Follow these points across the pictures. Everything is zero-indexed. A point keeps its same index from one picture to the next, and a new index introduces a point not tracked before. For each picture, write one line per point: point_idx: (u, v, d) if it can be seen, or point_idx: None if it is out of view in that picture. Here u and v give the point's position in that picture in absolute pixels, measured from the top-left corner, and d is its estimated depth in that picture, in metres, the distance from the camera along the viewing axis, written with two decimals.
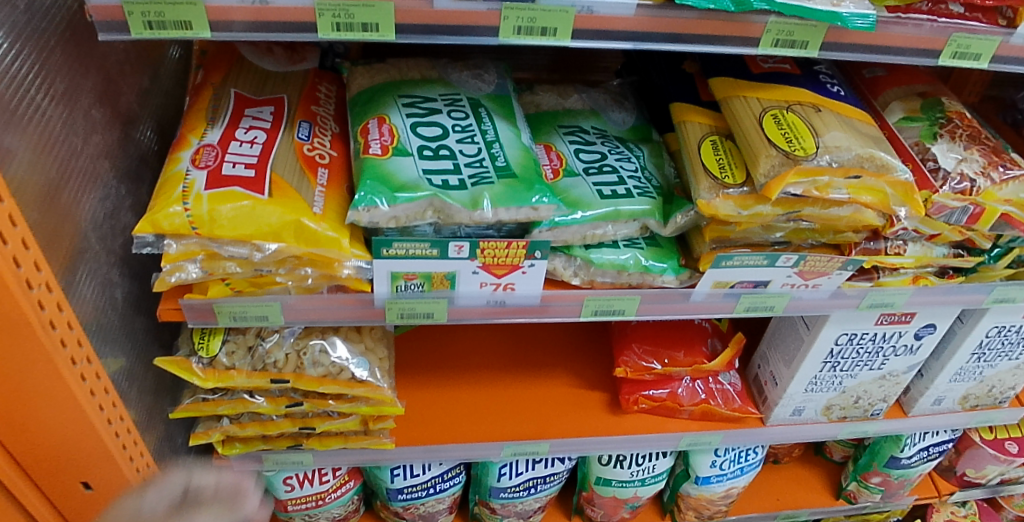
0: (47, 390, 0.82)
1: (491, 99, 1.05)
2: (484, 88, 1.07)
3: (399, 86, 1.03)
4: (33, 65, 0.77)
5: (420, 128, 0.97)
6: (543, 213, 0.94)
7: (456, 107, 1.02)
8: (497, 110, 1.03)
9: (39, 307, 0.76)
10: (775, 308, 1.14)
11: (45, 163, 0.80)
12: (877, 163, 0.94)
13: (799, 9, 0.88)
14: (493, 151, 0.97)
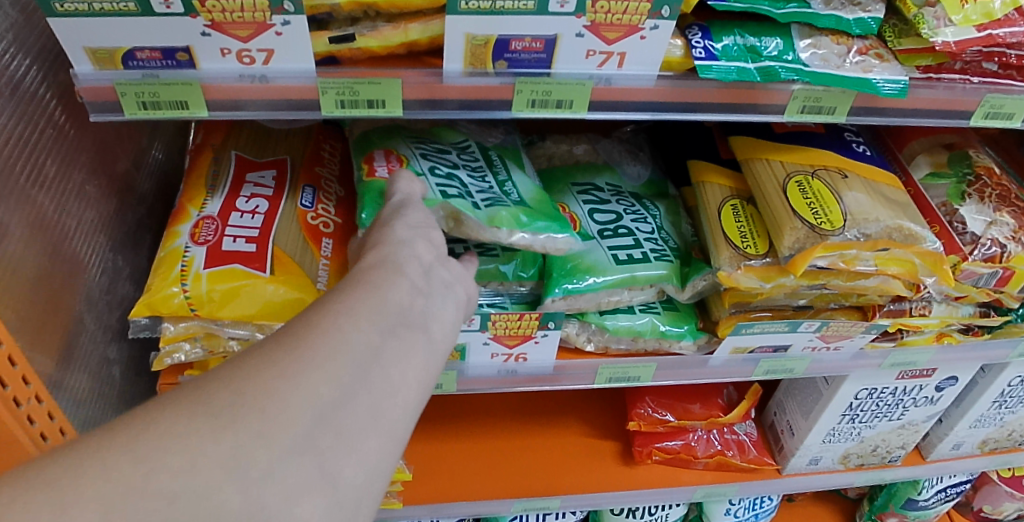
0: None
1: (503, 145, 1.02)
2: (496, 135, 1.03)
3: (407, 125, 0.99)
4: (17, 151, 0.73)
5: (429, 158, 0.92)
6: (558, 245, 0.89)
7: (467, 149, 0.98)
8: (509, 156, 1.00)
9: (27, 422, 0.72)
10: (795, 370, 1.10)
11: (36, 252, 0.76)
12: (905, 234, 0.90)
13: (827, 78, 0.84)
14: (507, 187, 0.93)
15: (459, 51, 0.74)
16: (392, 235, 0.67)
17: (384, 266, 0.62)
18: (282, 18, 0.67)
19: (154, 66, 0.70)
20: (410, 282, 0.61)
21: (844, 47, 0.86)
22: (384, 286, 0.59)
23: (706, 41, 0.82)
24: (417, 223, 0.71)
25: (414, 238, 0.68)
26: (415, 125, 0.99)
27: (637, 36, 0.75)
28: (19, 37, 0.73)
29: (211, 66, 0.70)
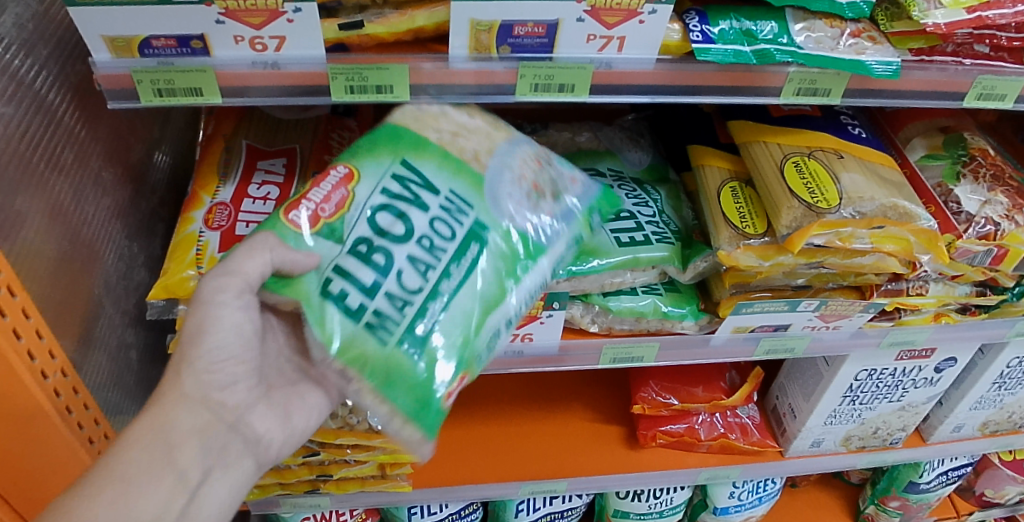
0: (11, 404, 0.72)
1: (508, 228, 0.81)
2: (517, 197, 0.83)
3: (422, 159, 0.81)
4: (39, 136, 0.76)
5: (384, 213, 0.77)
6: (406, 431, 0.76)
7: (456, 219, 0.79)
8: (494, 252, 0.80)
9: (54, 394, 0.75)
10: (795, 350, 1.12)
11: (57, 235, 0.79)
12: (900, 212, 0.92)
13: (822, 61, 0.86)
14: (427, 300, 0.76)
15: (464, 38, 0.76)
16: (179, 390, 0.73)
17: (154, 446, 0.71)
18: (293, 5, 0.70)
19: (169, 54, 0.72)
20: (173, 476, 0.71)
21: (837, 30, 0.89)
22: (144, 484, 0.70)
23: (703, 25, 0.84)
24: (223, 375, 0.75)
25: (203, 406, 0.74)
26: (434, 155, 0.81)
27: (636, 21, 0.77)
28: (39, 27, 0.76)
29: (224, 54, 0.73)
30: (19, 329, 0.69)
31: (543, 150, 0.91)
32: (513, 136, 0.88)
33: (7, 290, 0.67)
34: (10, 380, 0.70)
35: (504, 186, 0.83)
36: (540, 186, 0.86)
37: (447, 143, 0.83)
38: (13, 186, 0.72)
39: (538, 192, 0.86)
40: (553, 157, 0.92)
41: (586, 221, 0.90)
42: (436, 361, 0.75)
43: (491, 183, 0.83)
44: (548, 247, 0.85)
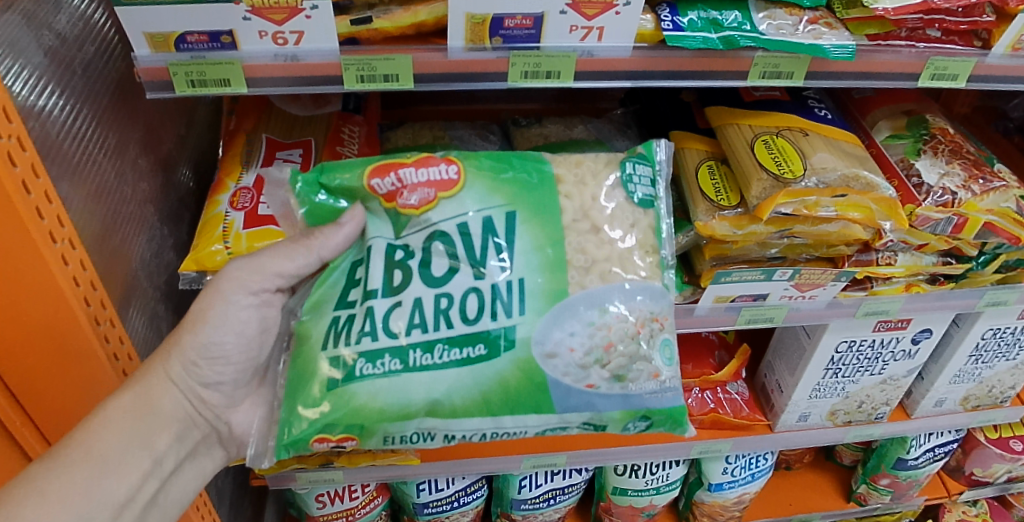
0: (53, 323, 0.78)
1: (524, 365, 0.86)
2: (573, 346, 0.86)
3: (527, 232, 0.86)
4: (85, 119, 0.86)
5: (438, 251, 0.85)
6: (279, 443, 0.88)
7: (492, 312, 0.85)
8: (494, 371, 0.85)
9: (104, 340, 0.83)
10: (775, 319, 1.20)
11: (103, 211, 0.89)
12: (862, 183, 1.02)
13: (781, 45, 0.96)
14: (397, 349, 0.85)
15: (461, 31, 0.86)
16: (167, 375, 0.88)
17: (134, 423, 0.85)
18: (311, 3, 0.80)
19: (202, 48, 0.83)
20: (150, 451, 0.86)
21: (796, 17, 0.99)
22: (129, 455, 0.84)
23: (674, 16, 0.94)
24: (211, 371, 0.90)
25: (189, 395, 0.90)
26: (549, 233, 0.87)
27: (613, 13, 0.87)
28: (87, 28, 0.88)
29: (250, 48, 0.83)
30: (77, 277, 0.78)
31: (659, 323, 0.90)
32: (641, 285, 0.89)
33: (67, 241, 0.76)
34: (69, 322, 0.78)
35: (577, 323, 0.86)
36: (613, 351, 0.87)
37: (573, 235, 0.88)
38: (67, 167, 0.82)
39: (603, 359, 0.87)
40: (661, 340, 0.91)
41: (616, 417, 0.91)
42: (343, 400, 0.85)
43: (571, 306, 0.86)
44: (549, 410, 0.88)
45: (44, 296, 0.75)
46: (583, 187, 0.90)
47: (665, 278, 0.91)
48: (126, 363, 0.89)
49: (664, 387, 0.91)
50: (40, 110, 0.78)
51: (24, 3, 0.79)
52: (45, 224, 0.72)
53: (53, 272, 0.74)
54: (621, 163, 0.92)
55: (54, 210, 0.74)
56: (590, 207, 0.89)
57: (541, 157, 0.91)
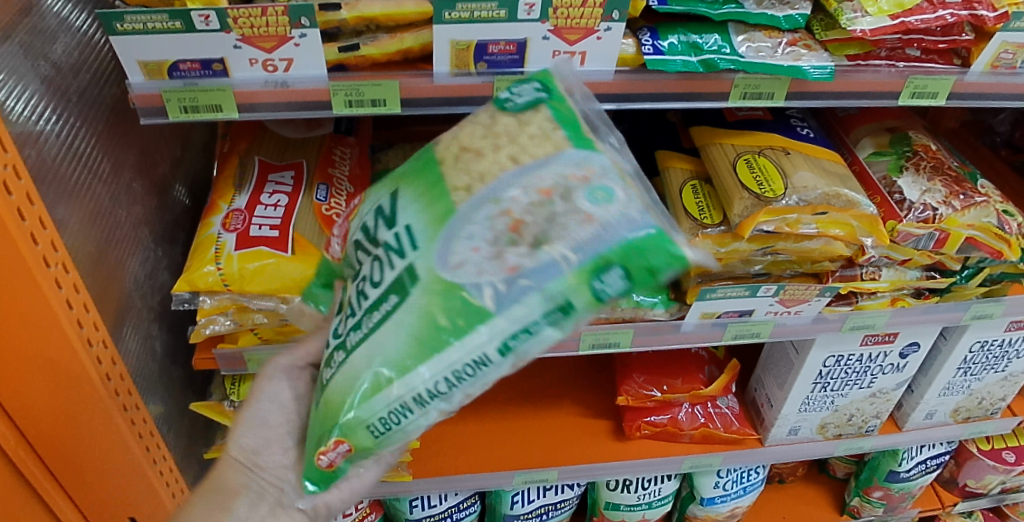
0: (46, 348, 0.77)
1: (433, 288, 0.67)
2: (474, 247, 0.67)
3: (410, 189, 0.74)
4: (75, 143, 0.87)
5: (360, 254, 0.78)
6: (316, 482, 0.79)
7: (390, 261, 0.71)
8: (408, 309, 0.68)
9: (98, 362, 0.82)
10: (761, 334, 1.22)
11: (97, 233, 0.91)
12: (843, 200, 1.05)
13: (761, 67, 0.98)
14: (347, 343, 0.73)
15: (447, 57, 0.89)
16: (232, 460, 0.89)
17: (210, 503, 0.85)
18: (300, 31, 0.83)
19: (194, 75, 0.85)
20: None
21: (776, 40, 1.01)
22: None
23: (654, 40, 0.96)
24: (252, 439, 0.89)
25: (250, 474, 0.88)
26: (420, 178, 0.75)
27: (595, 37, 0.90)
28: (83, 55, 0.90)
29: (241, 74, 0.86)
30: (71, 301, 0.78)
31: (565, 188, 0.67)
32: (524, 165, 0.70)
33: (61, 266, 0.76)
34: (63, 347, 0.78)
35: (467, 233, 0.67)
36: (523, 229, 0.66)
37: (453, 171, 0.72)
38: (63, 191, 0.85)
39: (513, 238, 0.66)
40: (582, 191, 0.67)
41: (568, 286, 0.64)
42: (327, 414, 0.72)
43: (455, 226, 0.68)
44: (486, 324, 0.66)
45: (41, 322, 0.75)
46: (460, 137, 0.76)
47: (579, 143, 0.70)
48: (126, 398, 0.89)
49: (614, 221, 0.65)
50: (36, 136, 0.80)
51: (21, 35, 0.81)
52: (38, 249, 0.72)
53: (47, 297, 0.74)
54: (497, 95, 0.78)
55: (48, 235, 0.74)
56: (462, 140, 0.75)
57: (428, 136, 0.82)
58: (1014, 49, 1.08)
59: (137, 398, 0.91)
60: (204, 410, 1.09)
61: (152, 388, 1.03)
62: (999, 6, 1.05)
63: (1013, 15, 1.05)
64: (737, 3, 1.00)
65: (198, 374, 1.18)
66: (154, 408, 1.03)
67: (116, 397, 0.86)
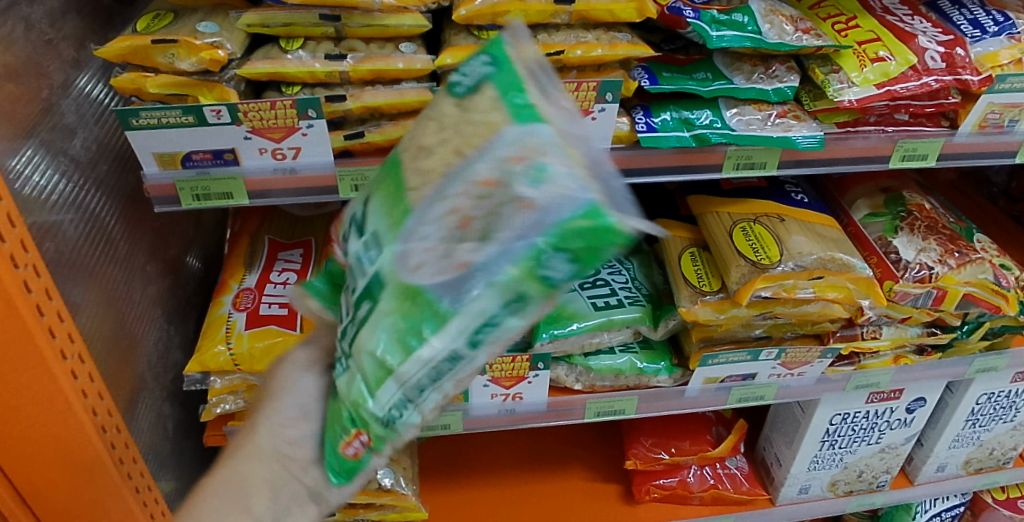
0: (61, 437, 0.79)
1: (398, 291, 0.59)
2: (425, 245, 0.57)
3: (380, 193, 0.65)
4: (89, 233, 0.90)
5: None
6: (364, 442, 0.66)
7: (366, 258, 0.63)
8: (380, 319, 0.60)
9: (111, 447, 0.84)
10: (766, 396, 1.24)
11: (112, 316, 0.94)
12: (838, 264, 1.07)
13: (752, 140, 1.01)
14: (349, 329, 0.66)
15: None
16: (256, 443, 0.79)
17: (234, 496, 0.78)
18: (307, 122, 0.87)
19: (206, 165, 0.89)
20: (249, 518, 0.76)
21: (765, 112, 1.05)
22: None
23: (647, 118, 1.01)
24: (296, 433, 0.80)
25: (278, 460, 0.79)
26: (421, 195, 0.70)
27: (590, 118, 0.93)
28: (100, 148, 0.94)
29: (250, 163, 0.90)
30: (87, 390, 0.79)
31: (528, 151, 0.54)
32: (504, 134, 0.55)
33: (78, 356, 0.78)
34: (78, 436, 0.79)
35: (422, 224, 0.57)
36: (467, 224, 0.55)
37: (411, 168, 0.61)
38: (79, 279, 0.88)
39: (456, 229, 0.56)
40: (539, 162, 0.53)
41: (517, 282, 0.54)
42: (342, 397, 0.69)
43: (410, 223, 0.58)
44: (449, 314, 0.57)
45: (57, 414, 0.77)
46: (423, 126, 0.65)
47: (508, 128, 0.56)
48: (139, 482, 0.91)
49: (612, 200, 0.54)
50: (54, 228, 0.84)
51: (42, 134, 0.84)
52: (56, 341, 0.74)
53: (64, 389, 0.76)
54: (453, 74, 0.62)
55: (66, 327, 0.76)
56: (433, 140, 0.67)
57: None
58: (1000, 109, 1.12)
59: (148, 480, 0.93)
60: None
61: (163, 468, 1.04)
62: (982, 70, 1.08)
63: (997, 78, 1.08)
64: (726, 80, 1.04)
65: (208, 449, 1.20)
66: (165, 486, 1.04)
67: (129, 481, 0.88)
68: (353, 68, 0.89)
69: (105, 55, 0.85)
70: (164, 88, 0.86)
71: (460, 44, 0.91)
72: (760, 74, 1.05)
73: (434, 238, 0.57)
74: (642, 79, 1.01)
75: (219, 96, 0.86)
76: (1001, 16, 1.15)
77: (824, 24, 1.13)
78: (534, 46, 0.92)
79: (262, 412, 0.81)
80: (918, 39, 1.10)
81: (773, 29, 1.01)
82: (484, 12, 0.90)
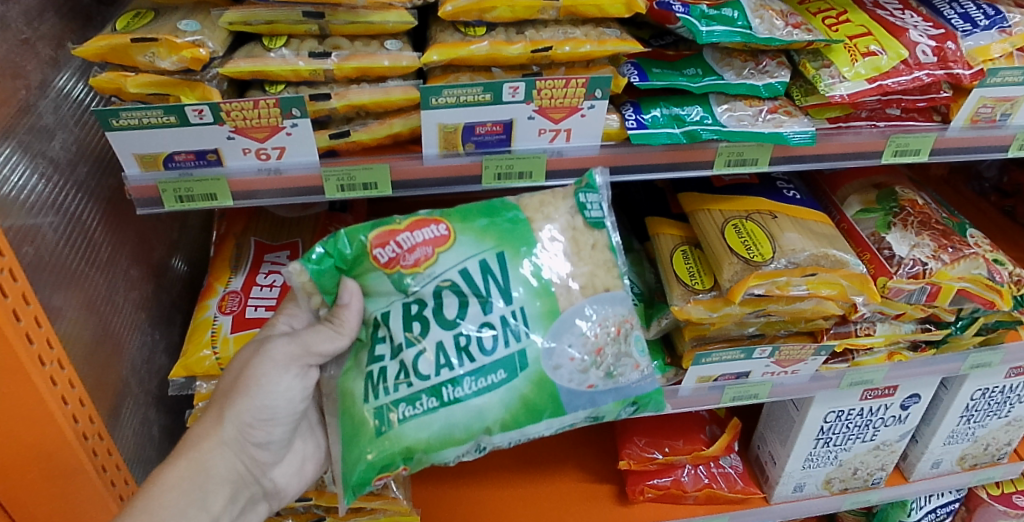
0: (41, 443, 0.81)
1: (538, 379, 0.86)
2: (572, 356, 0.87)
3: (520, 261, 0.87)
4: (70, 236, 0.89)
5: (449, 298, 0.86)
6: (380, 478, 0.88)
7: (505, 339, 0.85)
8: (510, 390, 0.86)
9: (93, 454, 0.86)
10: (759, 395, 1.23)
11: (95, 321, 0.92)
12: (832, 260, 1.06)
13: (743, 135, 1.00)
14: (440, 391, 0.85)
15: (435, 140, 0.91)
16: (219, 438, 0.88)
17: (190, 487, 0.86)
18: (291, 121, 0.85)
19: (189, 166, 0.88)
20: (206, 513, 0.87)
21: (756, 108, 1.03)
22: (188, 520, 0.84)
23: (637, 115, 1.00)
24: (263, 431, 0.90)
25: (240, 454, 0.90)
26: (536, 264, 0.87)
27: (579, 115, 0.92)
28: (80, 149, 0.92)
29: (234, 163, 0.88)
30: (66, 396, 0.81)
31: (631, 322, 0.92)
32: (619, 293, 0.90)
33: (57, 362, 0.80)
34: (57, 440, 0.81)
35: (573, 334, 0.87)
36: (603, 355, 0.88)
37: (556, 262, 0.88)
38: (62, 283, 0.87)
39: (596, 361, 0.88)
40: (635, 335, 0.92)
41: (612, 410, 0.91)
42: (389, 444, 0.85)
43: (567, 322, 0.87)
44: (563, 414, 0.89)
45: (36, 419, 0.79)
46: (551, 223, 0.90)
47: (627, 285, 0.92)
48: (123, 490, 0.92)
49: (646, 376, 0.93)
50: (33, 232, 0.82)
51: (20, 136, 0.83)
52: (33, 347, 0.76)
53: (42, 394, 0.78)
54: (575, 194, 0.91)
55: (43, 333, 0.78)
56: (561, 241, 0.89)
57: (510, 203, 0.91)
58: (992, 103, 1.11)
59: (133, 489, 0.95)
60: None
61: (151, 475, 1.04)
62: (974, 64, 1.07)
63: (989, 72, 1.08)
64: (716, 76, 1.03)
65: None
66: None
67: (111, 488, 0.89)
68: (338, 66, 0.87)
69: (84, 55, 0.83)
70: (145, 88, 0.84)
71: (446, 40, 0.90)
72: (750, 69, 1.04)
73: (580, 352, 0.87)
74: (631, 75, 1.00)
75: (202, 95, 0.85)
76: (992, 9, 1.14)
77: (815, 19, 1.12)
78: (521, 43, 0.90)
79: (230, 407, 0.88)
80: (909, 33, 1.10)
81: (763, 24, 1.01)
82: (470, 9, 0.89)
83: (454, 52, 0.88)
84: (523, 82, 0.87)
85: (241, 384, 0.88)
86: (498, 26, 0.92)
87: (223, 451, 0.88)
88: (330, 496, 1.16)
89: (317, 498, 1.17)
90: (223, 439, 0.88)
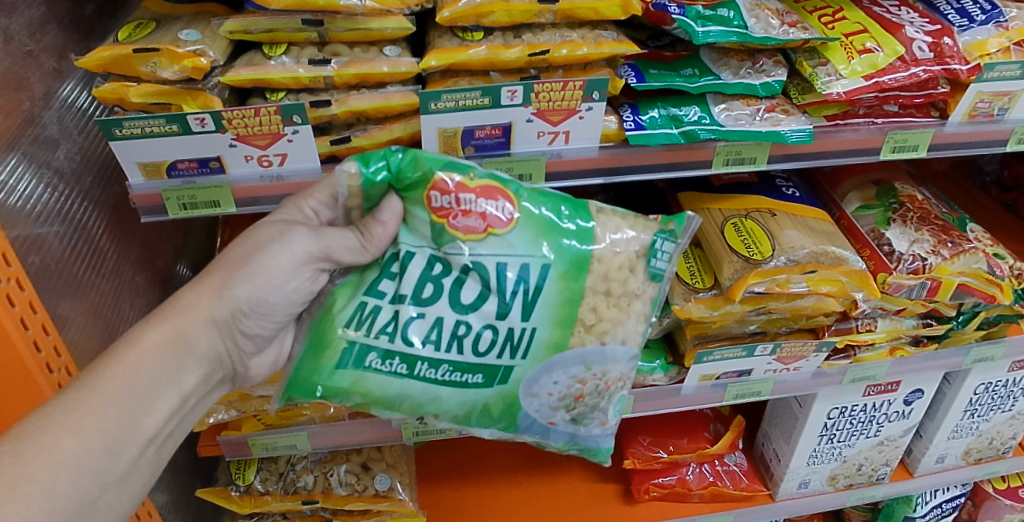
0: None
1: (509, 396, 0.88)
2: (551, 392, 0.89)
3: (560, 282, 0.84)
4: (76, 243, 0.90)
5: (472, 282, 0.83)
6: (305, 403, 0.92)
7: (500, 351, 0.85)
8: (479, 393, 0.87)
9: None
10: (762, 392, 1.24)
11: (102, 329, 0.94)
12: (831, 257, 1.07)
13: (741, 134, 1.01)
14: (416, 366, 0.85)
15: (435, 144, 0.92)
16: (210, 315, 0.80)
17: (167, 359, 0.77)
18: (293, 128, 0.86)
19: (192, 174, 0.88)
20: (177, 390, 0.78)
21: (753, 107, 1.04)
22: (157, 393, 0.76)
23: (635, 116, 1.00)
24: (254, 325, 0.84)
25: (226, 337, 0.82)
26: (572, 290, 0.84)
27: (577, 117, 0.93)
28: (85, 159, 0.93)
29: (236, 171, 0.89)
30: None
31: (623, 384, 0.93)
32: (627, 351, 0.89)
33: (63, 369, 0.82)
34: None
35: (563, 373, 0.88)
36: (581, 401, 0.91)
37: (590, 294, 0.85)
38: (70, 292, 0.88)
39: (569, 405, 0.91)
40: (620, 396, 0.94)
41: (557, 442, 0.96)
42: (341, 382, 0.85)
43: (566, 360, 0.87)
44: (511, 430, 0.92)
45: None
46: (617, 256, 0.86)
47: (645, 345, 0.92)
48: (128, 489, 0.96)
49: (607, 433, 0.97)
50: (38, 241, 0.83)
51: (25, 146, 0.84)
52: (41, 356, 0.78)
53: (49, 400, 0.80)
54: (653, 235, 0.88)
55: (51, 341, 0.80)
56: (616, 276, 0.86)
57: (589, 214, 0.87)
58: (990, 98, 1.11)
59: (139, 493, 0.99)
60: (210, 495, 1.17)
61: (157, 480, 1.09)
62: (971, 58, 1.08)
63: (986, 66, 1.08)
64: (714, 76, 1.04)
65: (196, 458, 1.23)
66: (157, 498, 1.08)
67: None
68: (338, 73, 0.88)
69: (87, 65, 0.84)
70: (147, 97, 0.86)
71: (445, 45, 0.91)
72: (747, 69, 1.04)
73: (560, 391, 0.89)
74: (629, 77, 1.00)
75: (203, 104, 0.86)
76: (988, 4, 1.14)
77: (811, 17, 1.13)
78: (519, 46, 0.91)
79: (230, 284, 0.81)
80: (905, 30, 1.10)
81: (759, 23, 1.01)
82: (468, 14, 0.89)
83: (453, 57, 0.89)
84: (521, 85, 0.88)
85: (253, 266, 0.81)
86: (496, 30, 0.93)
87: (211, 327, 0.80)
88: (337, 498, 1.19)
89: (323, 501, 1.18)
90: (212, 312, 0.80)
